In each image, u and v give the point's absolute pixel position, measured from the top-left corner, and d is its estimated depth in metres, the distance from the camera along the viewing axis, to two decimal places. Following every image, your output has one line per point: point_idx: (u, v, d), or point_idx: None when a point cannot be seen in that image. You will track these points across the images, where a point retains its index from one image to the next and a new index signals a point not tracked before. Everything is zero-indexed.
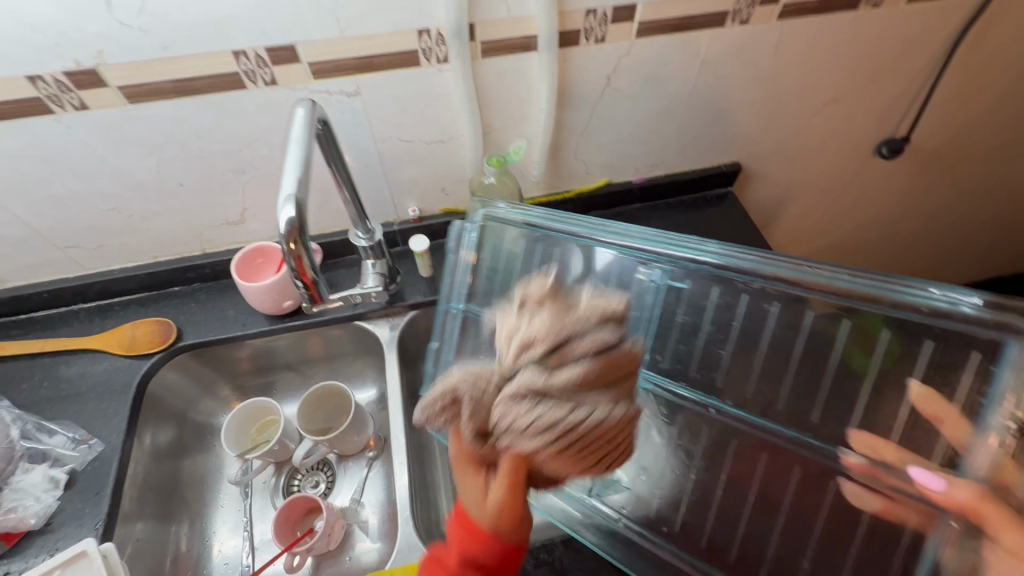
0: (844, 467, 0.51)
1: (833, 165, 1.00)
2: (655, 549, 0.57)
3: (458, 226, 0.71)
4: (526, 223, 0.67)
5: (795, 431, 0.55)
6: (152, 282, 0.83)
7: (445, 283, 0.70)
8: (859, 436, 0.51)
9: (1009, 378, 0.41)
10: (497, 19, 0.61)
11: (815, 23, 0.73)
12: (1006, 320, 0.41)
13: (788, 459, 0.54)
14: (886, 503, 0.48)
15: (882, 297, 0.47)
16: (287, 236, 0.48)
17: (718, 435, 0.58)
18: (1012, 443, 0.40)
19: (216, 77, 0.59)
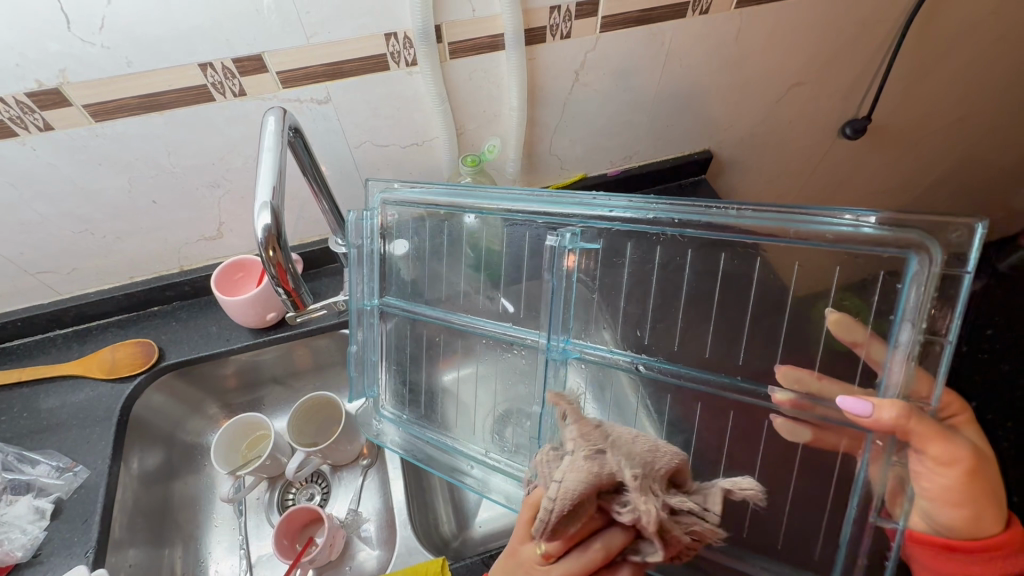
0: (775, 405, 0.52)
1: (800, 145, 1.02)
2: None
3: (355, 215, 0.68)
4: (427, 202, 0.65)
5: (728, 377, 0.55)
6: (129, 303, 0.82)
7: (352, 283, 0.69)
8: (784, 372, 0.52)
9: (911, 294, 0.42)
10: (463, 19, 0.62)
11: (770, 10, 0.76)
12: (904, 237, 0.42)
13: (722, 407, 0.55)
14: (815, 432, 0.49)
15: (785, 232, 0.47)
16: (265, 243, 0.48)
17: (653, 388, 0.59)
18: (919, 357, 0.41)
19: (182, 91, 0.59)
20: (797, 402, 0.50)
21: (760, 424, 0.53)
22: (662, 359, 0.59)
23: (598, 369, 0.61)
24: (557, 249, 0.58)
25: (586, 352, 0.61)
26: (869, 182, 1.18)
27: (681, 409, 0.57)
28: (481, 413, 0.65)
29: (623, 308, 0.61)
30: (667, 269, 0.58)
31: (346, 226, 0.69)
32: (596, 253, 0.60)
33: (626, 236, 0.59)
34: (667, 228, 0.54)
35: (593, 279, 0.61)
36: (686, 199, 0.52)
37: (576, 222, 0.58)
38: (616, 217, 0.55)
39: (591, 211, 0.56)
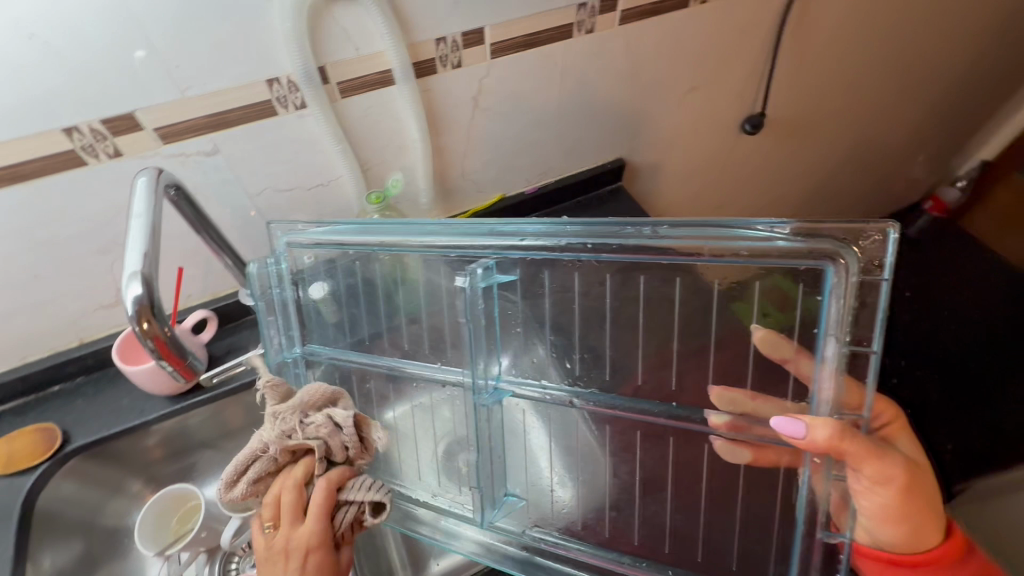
0: (712, 429, 0.54)
1: (706, 143, 1.07)
2: (614, 567, 0.52)
3: (257, 264, 0.64)
4: (336, 242, 0.62)
5: (665, 404, 0.57)
6: (25, 386, 0.75)
7: (266, 335, 0.65)
8: (717, 394, 0.55)
9: (834, 308, 0.42)
10: (348, 59, 0.62)
11: (651, 25, 0.80)
12: (818, 247, 0.42)
13: (660, 434, 0.58)
14: (756, 452, 0.51)
15: (701, 250, 0.47)
16: (137, 316, 0.44)
17: (593, 422, 0.60)
18: (846, 370, 0.42)
19: (49, 158, 0.55)
20: (736, 423, 0.52)
21: (699, 447, 0.56)
22: (596, 391, 0.60)
23: (531, 407, 0.62)
24: (469, 287, 0.57)
25: (517, 390, 0.61)
26: (779, 172, 1.26)
27: (622, 439, 0.59)
28: (422, 449, 0.64)
29: (551, 337, 0.62)
30: (587, 291, 0.60)
31: (250, 277, 0.64)
32: (511, 282, 0.60)
33: (541, 267, 0.59)
34: (583, 253, 0.52)
35: (516, 312, 0.62)
36: (598, 219, 0.50)
37: (489, 255, 0.56)
38: (528, 243, 0.53)
39: (501, 240, 0.54)
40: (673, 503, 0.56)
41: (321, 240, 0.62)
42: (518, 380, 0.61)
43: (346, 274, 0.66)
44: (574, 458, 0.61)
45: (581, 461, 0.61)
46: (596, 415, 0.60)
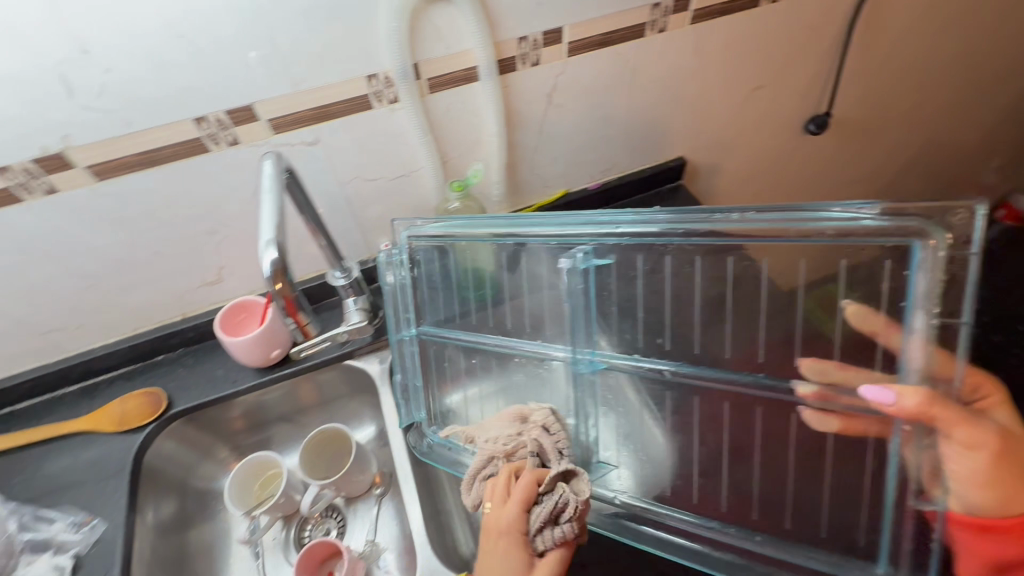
0: (800, 398, 0.55)
1: (768, 144, 1.07)
2: (700, 527, 0.55)
3: (385, 251, 0.75)
4: (445, 230, 0.71)
5: (753, 375, 0.58)
6: (135, 354, 0.83)
7: (390, 315, 0.75)
8: (807, 363, 0.55)
9: (920, 282, 0.44)
10: (438, 56, 0.66)
11: (722, 25, 0.81)
12: (904, 224, 0.45)
13: (748, 404, 0.58)
14: (844, 422, 0.52)
15: (790, 232, 0.50)
16: (272, 277, 0.50)
17: (679, 394, 0.62)
18: (940, 339, 0.43)
19: (180, 145, 0.62)
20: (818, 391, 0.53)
21: (789, 415, 0.56)
22: (686, 364, 0.61)
23: (619, 377, 0.64)
24: (571, 268, 0.64)
25: (612, 361, 0.64)
26: (840, 175, 1.23)
27: (708, 408, 0.60)
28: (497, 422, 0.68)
29: (642, 318, 0.64)
30: (676, 278, 0.61)
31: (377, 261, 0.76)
32: (608, 266, 0.64)
33: (636, 250, 0.62)
34: (672, 239, 0.58)
35: (608, 293, 0.65)
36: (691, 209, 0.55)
37: (587, 242, 0.63)
38: (624, 232, 0.60)
39: (598, 231, 0.62)
40: (760, 470, 0.56)
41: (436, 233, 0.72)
42: (612, 352, 0.65)
43: (443, 264, 0.75)
44: (648, 429, 0.62)
45: (655, 429, 0.62)
46: (685, 385, 0.61)
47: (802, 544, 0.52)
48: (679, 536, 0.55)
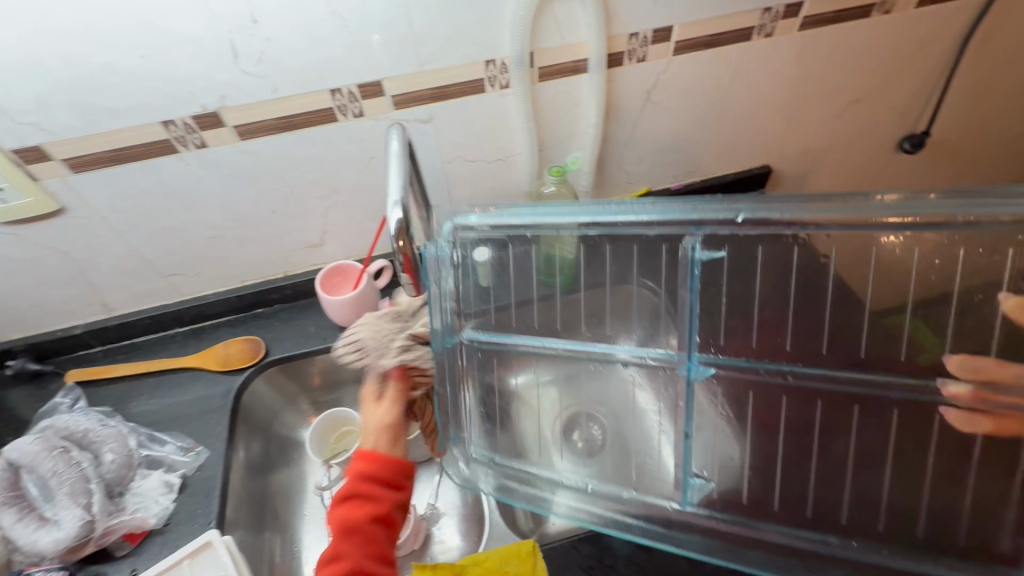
0: (949, 398, 0.54)
1: (857, 160, 1.05)
2: (797, 537, 0.53)
3: (430, 248, 0.60)
4: (512, 226, 0.61)
5: (903, 378, 0.56)
6: (240, 305, 0.90)
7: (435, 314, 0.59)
8: (956, 362, 0.54)
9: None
10: (553, 46, 0.70)
11: (829, 33, 0.81)
12: None
13: (884, 405, 0.56)
14: (996, 422, 0.52)
15: (954, 219, 0.49)
16: (397, 234, 0.52)
17: (802, 397, 0.59)
18: None
19: (314, 113, 0.68)
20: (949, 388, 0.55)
21: (927, 415, 0.55)
22: (806, 365, 0.59)
23: (738, 385, 0.61)
24: (689, 258, 0.59)
25: (718, 364, 0.61)
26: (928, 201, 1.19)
27: (830, 415, 0.58)
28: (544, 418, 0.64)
29: (755, 316, 0.61)
30: (766, 268, 0.60)
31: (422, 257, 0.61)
32: (720, 260, 0.60)
33: (754, 242, 0.58)
34: (798, 226, 0.54)
35: (718, 290, 0.61)
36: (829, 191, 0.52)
37: (699, 233, 0.57)
38: (745, 224, 0.55)
39: (715, 215, 0.56)
40: (892, 474, 0.55)
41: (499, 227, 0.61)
42: (727, 359, 0.61)
43: (495, 261, 0.64)
44: (764, 437, 0.59)
45: (767, 436, 0.59)
46: (809, 388, 0.59)
47: (934, 557, 0.51)
48: (782, 550, 0.53)
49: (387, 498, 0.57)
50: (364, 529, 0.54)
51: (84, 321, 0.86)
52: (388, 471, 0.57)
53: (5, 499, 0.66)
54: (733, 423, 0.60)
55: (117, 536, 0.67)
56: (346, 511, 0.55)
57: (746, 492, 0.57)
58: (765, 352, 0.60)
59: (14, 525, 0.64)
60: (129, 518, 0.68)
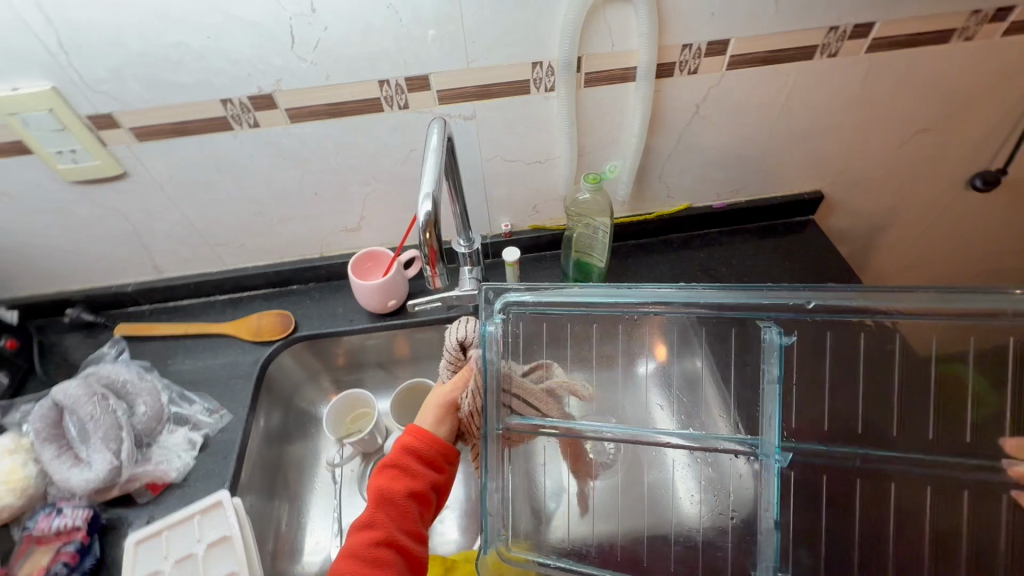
0: (1015, 479, 0.50)
1: (919, 194, 0.99)
2: None
3: (492, 326, 0.59)
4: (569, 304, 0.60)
5: (962, 457, 0.52)
6: (277, 279, 0.94)
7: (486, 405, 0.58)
8: (1018, 446, 0.50)
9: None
10: (603, 53, 0.69)
11: (900, 57, 0.77)
12: None
13: (955, 484, 0.52)
14: None
15: (1002, 311, 0.48)
16: (425, 227, 0.51)
17: (875, 486, 0.54)
18: None
19: (362, 102, 0.70)
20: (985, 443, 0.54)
21: (996, 498, 0.51)
22: (875, 449, 0.55)
23: (812, 470, 0.56)
24: (771, 341, 0.56)
25: (798, 450, 0.56)
26: (997, 245, 1.11)
27: (906, 500, 0.53)
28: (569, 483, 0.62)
29: (828, 405, 0.57)
30: (838, 343, 0.57)
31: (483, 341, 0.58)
32: (789, 346, 0.57)
33: (824, 327, 0.56)
34: (855, 314, 0.53)
35: (789, 374, 0.58)
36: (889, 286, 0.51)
37: (768, 319, 0.56)
38: (814, 309, 0.54)
39: (782, 303, 0.55)
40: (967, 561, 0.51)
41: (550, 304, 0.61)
42: (802, 441, 0.57)
43: (546, 340, 0.63)
44: (839, 523, 0.55)
45: (820, 513, 0.55)
46: (881, 474, 0.54)
47: None
48: None
49: (426, 477, 0.61)
50: (400, 501, 0.58)
51: (136, 280, 0.92)
52: (433, 450, 0.61)
53: (45, 436, 0.70)
54: (788, 497, 0.56)
55: (140, 483, 0.72)
56: (387, 479, 0.60)
57: (794, 566, 0.55)
58: (835, 436, 0.56)
59: (51, 461, 0.69)
60: (152, 469, 0.72)
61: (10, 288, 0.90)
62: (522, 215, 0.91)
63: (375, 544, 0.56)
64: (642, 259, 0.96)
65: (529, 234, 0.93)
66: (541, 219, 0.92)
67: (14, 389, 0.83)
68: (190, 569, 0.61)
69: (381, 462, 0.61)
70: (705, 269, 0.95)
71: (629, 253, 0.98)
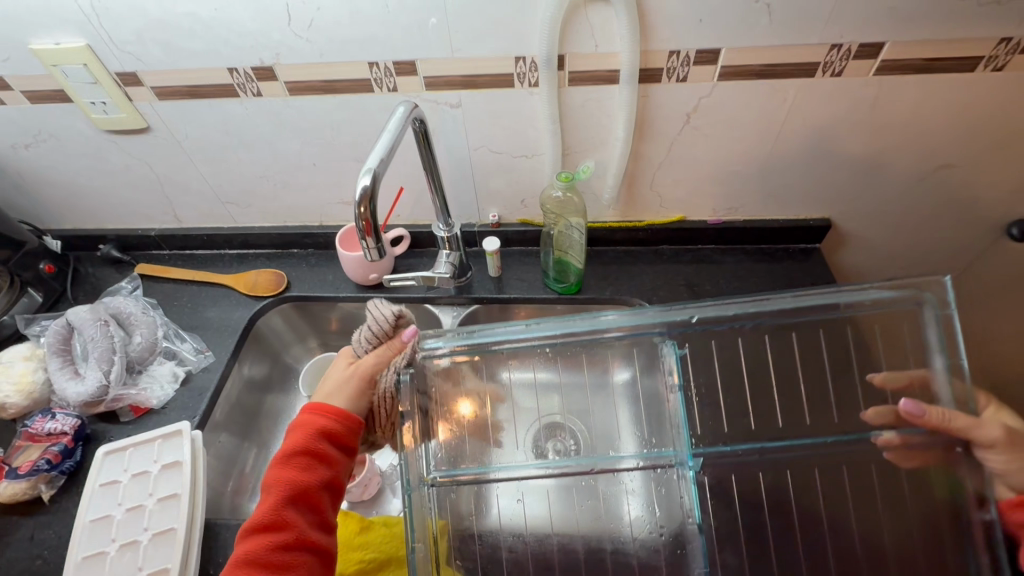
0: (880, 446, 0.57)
1: (946, 237, 0.90)
2: None
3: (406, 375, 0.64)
4: (476, 347, 0.64)
5: (832, 437, 0.60)
6: (279, 242, 1.01)
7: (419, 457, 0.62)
8: (875, 413, 0.58)
9: (933, 334, 0.54)
10: (586, 53, 0.70)
11: (920, 83, 0.71)
12: (902, 285, 0.54)
13: (835, 463, 0.60)
14: (914, 460, 0.56)
15: (835, 306, 0.57)
16: (360, 200, 0.56)
17: (774, 481, 0.61)
18: (958, 376, 0.53)
19: (353, 81, 0.75)
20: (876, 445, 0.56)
21: (869, 476, 0.58)
22: (771, 442, 0.62)
23: (721, 471, 0.62)
24: (672, 358, 0.65)
25: (708, 452, 0.63)
26: None
27: (802, 491, 0.60)
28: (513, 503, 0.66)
29: (723, 402, 0.64)
30: (750, 356, 0.63)
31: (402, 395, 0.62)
32: (683, 357, 0.65)
33: (709, 336, 0.63)
34: (752, 320, 0.61)
35: (695, 387, 0.64)
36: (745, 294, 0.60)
37: (663, 338, 0.64)
38: (698, 322, 0.62)
39: (667, 319, 0.62)
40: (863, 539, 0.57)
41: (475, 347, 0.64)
42: (710, 445, 0.63)
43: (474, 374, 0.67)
44: (751, 514, 0.61)
45: (737, 515, 0.61)
46: (777, 467, 0.61)
47: None
48: None
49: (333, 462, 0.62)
50: (311, 493, 0.59)
51: (159, 227, 1.02)
52: (342, 430, 0.63)
53: (55, 349, 0.81)
54: (708, 501, 0.62)
55: (125, 404, 0.80)
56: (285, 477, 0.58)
57: (722, 568, 0.60)
58: (734, 436, 0.63)
59: (55, 372, 0.79)
60: (135, 394, 0.80)
61: (59, 221, 1.03)
62: (511, 208, 0.93)
63: (284, 547, 0.55)
64: (629, 265, 0.95)
65: (517, 227, 0.95)
66: (530, 214, 0.94)
67: (47, 305, 0.95)
68: (143, 484, 0.69)
69: (277, 458, 0.59)
70: (690, 283, 0.91)
71: (616, 258, 0.96)
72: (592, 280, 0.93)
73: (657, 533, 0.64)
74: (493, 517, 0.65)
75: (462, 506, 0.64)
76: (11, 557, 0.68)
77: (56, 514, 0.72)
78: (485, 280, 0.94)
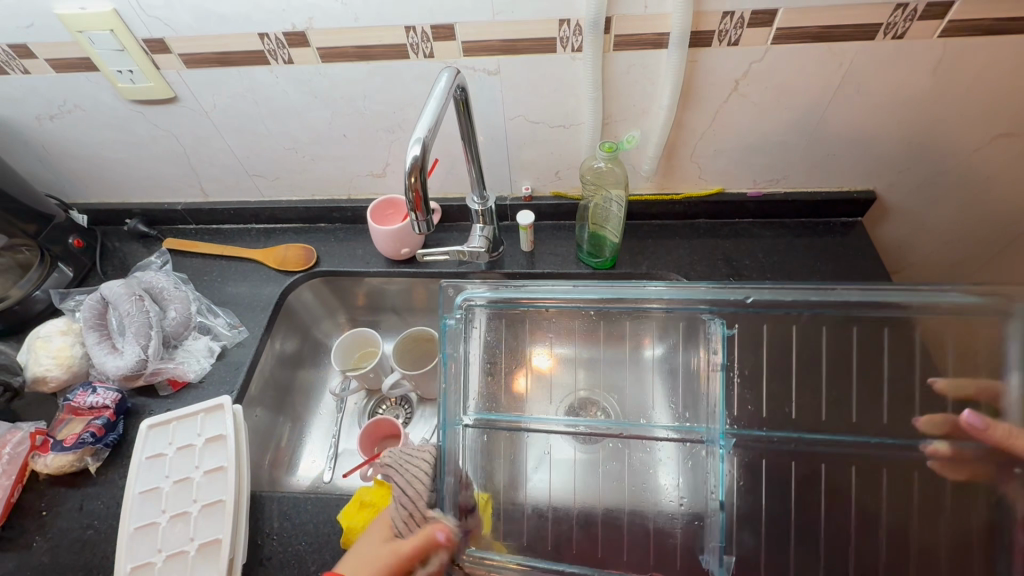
0: (931, 453, 0.55)
1: (996, 212, 0.87)
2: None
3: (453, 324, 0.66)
4: (514, 301, 0.68)
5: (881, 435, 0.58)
6: (307, 216, 0.99)
7: (447, 398, 0.64)
8: (929, 420, 0.56)
9: (1015, 349, 0.53)
10: (634, 14, 0.66)
11: (989, 46, 0.67)
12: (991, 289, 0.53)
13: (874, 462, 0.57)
14: (968, 475, 0.53)
15: (906, 302, 0.56)
16: (410, 171, 0.55)
17: (808, 467, 0.59)
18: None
19: (389, 47, 0.72)
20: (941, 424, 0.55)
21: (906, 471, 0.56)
22: (814, 431, 0.60)
23: (754, 453, 0.60)
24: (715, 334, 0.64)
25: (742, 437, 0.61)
26: None
27: (833, 482, 0.58)
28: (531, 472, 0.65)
29: (766, 390, 0.62)
30: (803, 343, 0.61)
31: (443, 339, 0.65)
32: (732, 338, 0.63)
33: (764, 319, 0.62)
34: (804, 306, 0.60)
35: (741, 371, 0.63)
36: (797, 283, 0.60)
37: (707, 311, 0.63)
38: (752, 303, 0.61)
39: (722, 298, 0.62)
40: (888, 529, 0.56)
41: (516, 301, 0.68)
42: (744, 428, 0.61)
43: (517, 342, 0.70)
44: (775, 503, 0.59)
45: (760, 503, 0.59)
46: (814, 455, 0.59)
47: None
48: None
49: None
50: None
51: (185, 200, 1.01)
52: None
53: (91, 324, 0.81)
54: (733, 483, 0.60)
55: (163, 378, 0.80)
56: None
57: (737, 548, 0.58)
58: (773, 422, 0.61)
59: (92, 346, 0.79)
60: (173, 367, 0.80)
61: (84, 194, 1.02)
62: (545, 180, 0.90)
63: None
64: (664, 240, 0.93)
65: (549, 200, 0.93)
66: (563, 186, 0.91)
67: (78, 278, 0.94)
68: (189, 457, 0.69)
69: None
70: (728, 257, 0.89)
71: (650, 232, 0.94)
72: (627, 255, 0.91)
73: (677, 505, 0.62)
74: (508, 483, 0.64)
75: (474, 451, 0.65)
76: (63, 527, 0.69)
77: (103, 485, 0.73)
78: (516, 254, 0.92)
